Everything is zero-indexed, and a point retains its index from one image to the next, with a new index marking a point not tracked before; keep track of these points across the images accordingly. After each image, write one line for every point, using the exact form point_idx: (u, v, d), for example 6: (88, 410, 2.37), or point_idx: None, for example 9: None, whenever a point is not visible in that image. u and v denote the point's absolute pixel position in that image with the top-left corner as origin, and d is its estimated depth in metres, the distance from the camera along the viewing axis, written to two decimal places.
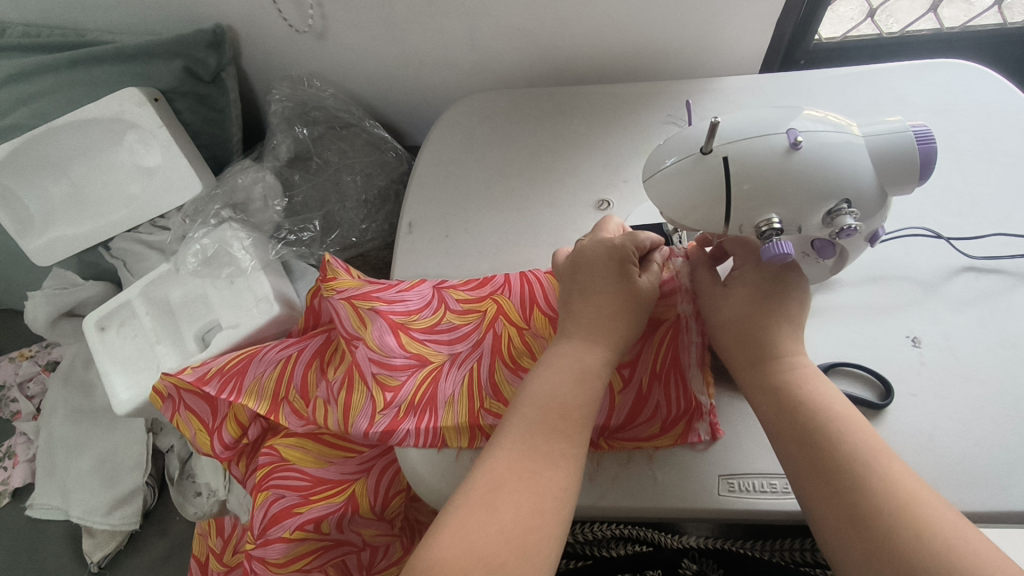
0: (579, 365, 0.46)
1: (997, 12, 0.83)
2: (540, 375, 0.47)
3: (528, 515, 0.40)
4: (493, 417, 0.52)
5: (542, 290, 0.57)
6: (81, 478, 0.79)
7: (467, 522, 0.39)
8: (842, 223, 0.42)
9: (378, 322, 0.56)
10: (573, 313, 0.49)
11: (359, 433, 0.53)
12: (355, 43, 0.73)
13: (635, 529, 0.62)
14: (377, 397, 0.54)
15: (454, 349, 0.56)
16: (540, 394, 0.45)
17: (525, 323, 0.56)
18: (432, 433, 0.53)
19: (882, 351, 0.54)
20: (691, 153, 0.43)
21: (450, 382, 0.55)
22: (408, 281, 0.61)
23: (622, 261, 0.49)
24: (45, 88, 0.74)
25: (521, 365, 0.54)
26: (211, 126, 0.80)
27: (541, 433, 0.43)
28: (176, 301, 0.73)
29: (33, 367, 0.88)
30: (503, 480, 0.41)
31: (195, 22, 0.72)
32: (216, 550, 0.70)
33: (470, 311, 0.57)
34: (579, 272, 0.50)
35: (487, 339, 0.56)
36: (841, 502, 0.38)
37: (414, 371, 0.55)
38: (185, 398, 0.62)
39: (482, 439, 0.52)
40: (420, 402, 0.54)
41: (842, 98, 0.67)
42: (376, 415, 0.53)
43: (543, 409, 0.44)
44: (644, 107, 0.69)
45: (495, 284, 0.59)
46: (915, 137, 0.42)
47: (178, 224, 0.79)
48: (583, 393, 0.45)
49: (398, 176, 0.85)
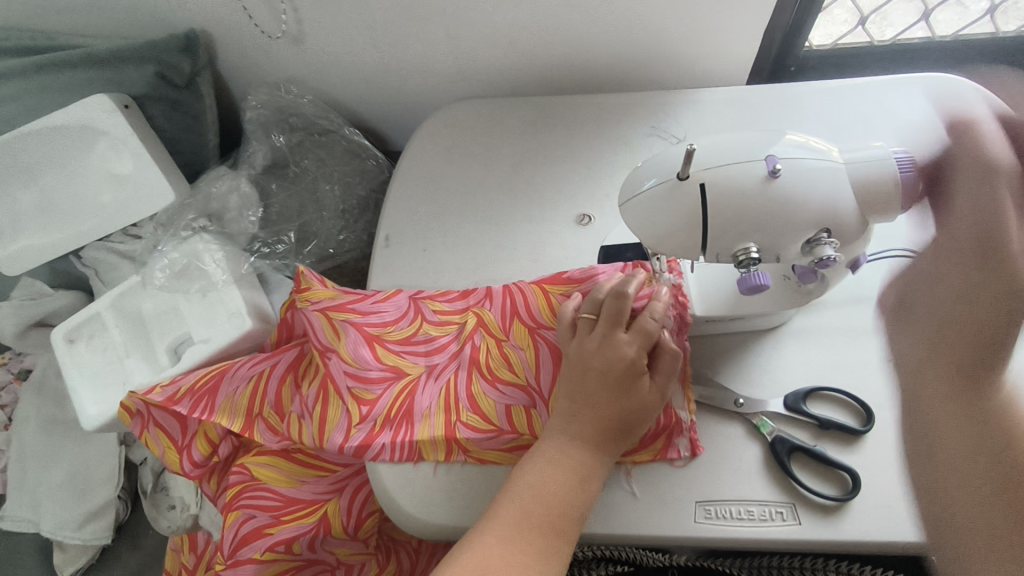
0: (580, 469, 0.44)
1: (989, 20, 0.82)
2: (538, 470, 0.44)
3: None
4: (470, 430, 0.52)
5: (523, 300, 0.56)
6: (51, 492, 0.77)
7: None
8: (821, 253, 0.41)
9: (353, 334, 0.55)
10: (576, 406, 0.45)
11: (335, 448, 0.53)
12: (333, 48, 0.71)
13: (617, 549, 0.60)
14: (352, 412, 0.53)
15: (431, 360, 0.55)
16: (539, 488, 0.43)
17: (505, 335, 0.55)
18: (409, 447, 0.52)
19: (863, 375, 0.53)
20: (668, 178, 0.41)
21: (427, 395, 0.54)
22: (385, 291, 0.60)
23: (635, 359, 0.45)
24: (13, 93, 0.72)
25: (498, 376, 0.53)
26: (187, 133, 0.77)
27: (537, 533, 0.41)
28: (147, 312, 0.71)
29: (5, 376, 0.84)
30: (493, 568, 0.40)
31: (168, 25, 0.70)
32: (188, 567, 0.68)
33: (448, 321, 0.57)
34: (580, 343, 0.47)
35: (465, 351, 0.54)
36: None
37: (390, 384, 0.54)
38: (154, 414, 0.61)
39: (459, 452, 0.52)
40: (396, 415, 0.53)
41: (828, 112, 0.66)
42: (351, 430, 0.53)
43: (541, 509, 0.42)
44: (628, 117, 0.68)
45: (477, 296, 0.58)
46: (898, 166, 0.41)
47: (150, 233, 0.77)
48: (582, 500, 0.43)
49: (378, 185, 0.82)
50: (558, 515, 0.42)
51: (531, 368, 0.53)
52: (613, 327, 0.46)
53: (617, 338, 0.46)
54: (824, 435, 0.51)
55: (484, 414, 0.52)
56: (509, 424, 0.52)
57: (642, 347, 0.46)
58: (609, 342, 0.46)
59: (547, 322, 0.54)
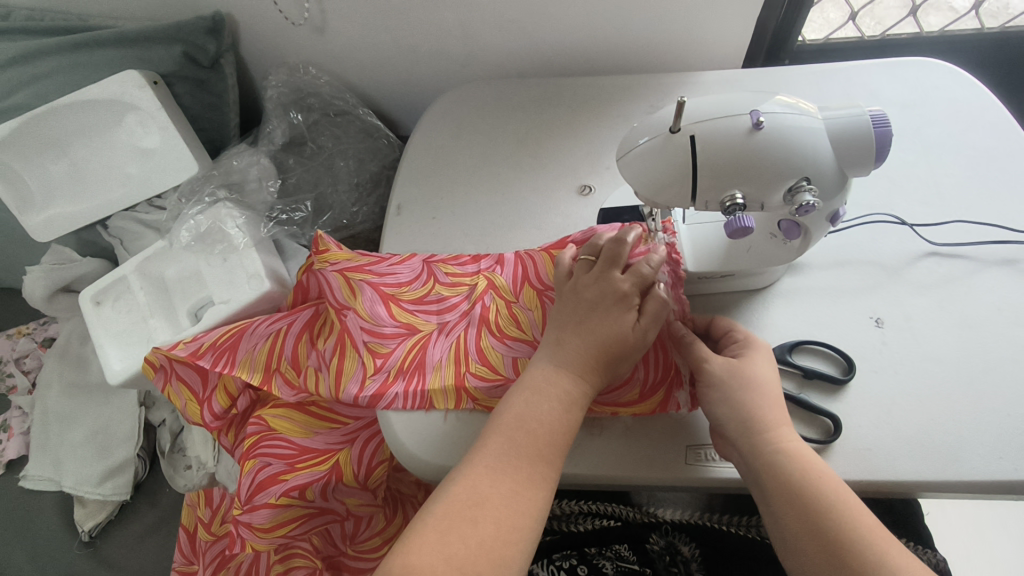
0: (565, 395, 0.46)
1: (975, 17, 0.86)
2: (524, 398, 0.46)
3: (506, 532, 0.41)
4: (478, 379, 0.54)
5: (533, 267, 0.59)
6: (73, 449, 0.83)
7: (448, 533, 0.40)
8: (801, 200, 0.44)
9: (369, 293, 0.59)
10: (567, 337, 0.49)
11: (349, 398, 0.55)
12: (348, 33, 0.76)
13: (603, 505, 0.65)
14: (367, 364, 0.56)
15: (443, 318, 0.58)
16: (524, 417, 0.45)
17: (514, 296, 0.58)
18: (420, 396, 0.55)
19: (845, 331, 0.56)
20: (660, 132, 0.45)
21: (439, 348, 0.56)
22: (401, 256, 0.64)
23: (624, 292, 0.49)
24: (49, 70, 0.77)
25: (507, 333, 0.56)
26: (210, 111, 0.83)
27: (523, 459, 0.44)
28: (170, 277, 0.78)
29: (30, 343, 0.92)
30: (483, 496, 0.42)
31: (194, 9, 0.75)
32: (204, 520, 0.76)
33: (460, 283, 0.60)
34: (577, 282, 0.51)
35: (475, 310, 0.57)
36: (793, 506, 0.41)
37: (403, 339, 0.57)
38: (177, 369, 0.65)
39: (468, 401, 0.54)
40: (409, 367, 0.56)
41: (818, 91, 0.69)
42: (366, 380, 0.56)
43: (527, 436, 0.44)
44: (627, 98, 0.72)
45: (487, 263, 0.61)
46: (871, 121, 0.44)
47: (173, 204, 0.82)
48: (566, 425, 0.45)
49: (390, 162, 0.88)
50: (543, 440, 0.45)
51: (538, 326, 0.56)
52: (609, 266, 0.50)
53: (612, 278, 0.49)
54: (807, 385, 0.54)
55: (493, 366, 0.55)
56: (515, 373, 0.54)
57: (635, 288, 0.49)
58: (602, 278, 0.50)
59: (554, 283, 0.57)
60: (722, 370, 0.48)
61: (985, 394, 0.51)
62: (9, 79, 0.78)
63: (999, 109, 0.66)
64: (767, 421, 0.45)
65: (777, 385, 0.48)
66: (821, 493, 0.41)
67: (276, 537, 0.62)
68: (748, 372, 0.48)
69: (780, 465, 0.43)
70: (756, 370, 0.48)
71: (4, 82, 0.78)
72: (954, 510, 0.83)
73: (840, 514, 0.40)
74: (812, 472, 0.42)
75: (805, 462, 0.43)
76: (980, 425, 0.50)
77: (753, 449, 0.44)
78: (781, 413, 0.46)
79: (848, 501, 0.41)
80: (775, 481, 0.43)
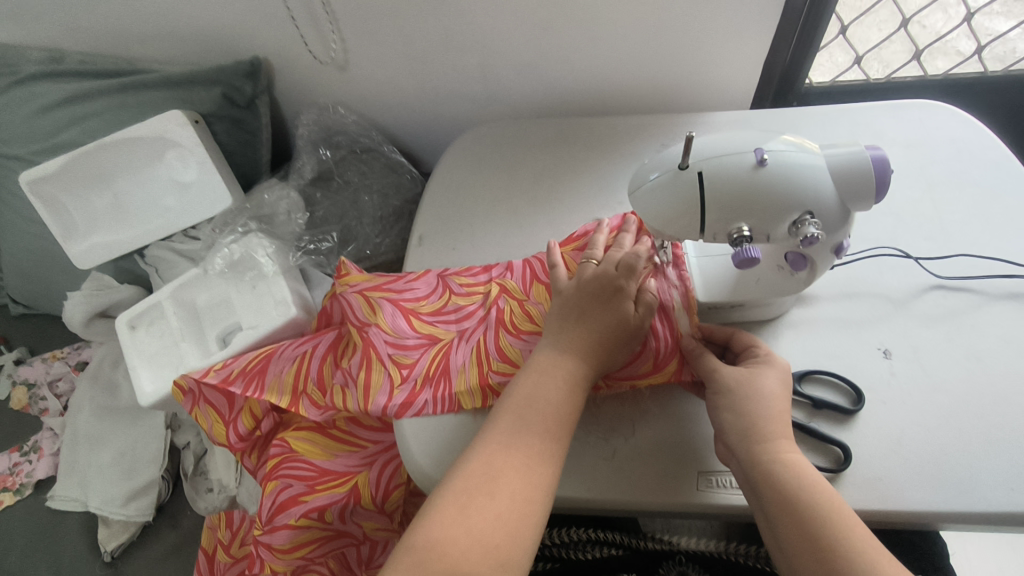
0: (570, 376, 0.49)
1: (978, 61, 0.89)
2: (532, 378, 0.49)
3: (521, 505, 0.43)
4: (501, 376, 0.56)
5: (541, 265, 0.62)
6: (100, 470, 0.86)
7: (467, 507, 0.42)
8: (805, 232, 0.46)
9: (389, 309, 0.61)
10: (570, 325, 0.51)
11: (378, 409, 0.56)
12: (375, 75, 0.81)
13: (611, 533, 0.65)
14: (394, 375, 0.57)
15: (461, 326, 0.60)
16: (532, 397, 0.48)
17: (525, 295, 0.61)
18: (448, 400, 0.57)
19: (855, 362, 0.57)
20: (669, 168, 0.47)
21: (461, 353, 0.58)
22: (416, 273, 0.67)
23: (620, 284, 0.52)
24: (99, 109, 0.83)
25: (523, 328, 0.58)
26: (244, 148, 0.88)
27: (534, 435, 0.46)
28: (202, 304, 0.82)
29: (64, 367, 0.95)
30: (500, 471, 0.44)
31: (234, 54, 0.81)
32: (225, 542, 0.77)
33: (473, 290, 0.62)
34: (577, 276, 0.54)
35: (491, 314, 0.60)
36: (790, 516, 0.42)
37: (426, 349, 0.59)
38: (205, 392, 0.67)
39: (494, 398, 0.56)
40: (434, 373, 0.58)
41: (822, 130, 0.72)
42: (394, 391, 0.57)
43: (537, 414, 0.47)
44: (638, 136, 0.75)
45: (497, 270, 0.64)
46: (871, 159, 0.47)
47: (208, 234, 0.87)
48: (573, 404, 0.48)
49: (412, 197, 0.92)
50: (552, 417, 0.47)
51: None
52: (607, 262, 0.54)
53: (609, 271, 0.53)
54: (817, 414, 0.55)
55: (511, 360, 0.57)
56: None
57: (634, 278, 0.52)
58: (600, 270, 0.53)
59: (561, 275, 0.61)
60: (731, 379, 0.50)
61: (993, 425, 0.52)
62: (62, 118, 0.84)
63: (1001, 148, 0.69)
64: (766, 431, 0.47)
65: (786, 398, 0.49)
66: (814, 503, 0.42)
67: (294, 559, 0.63)
68: (753, 385, 0.49)
69: (774, 473, 0.44)
70: (765, 382, 0.49)
71: (59, 121, 0.84)
72: (975, 546, 0.82)
73: (831, 519, 0.41)
74: (808, 483, 0.43)
75: (800, 471, 0.44)
76: (988, 455, 0.50)
77: (749, 458, 0.46)
78: (783, 426, 0.47)
79: (839, 512, 0.42)
80: (771, 489, 0.44)
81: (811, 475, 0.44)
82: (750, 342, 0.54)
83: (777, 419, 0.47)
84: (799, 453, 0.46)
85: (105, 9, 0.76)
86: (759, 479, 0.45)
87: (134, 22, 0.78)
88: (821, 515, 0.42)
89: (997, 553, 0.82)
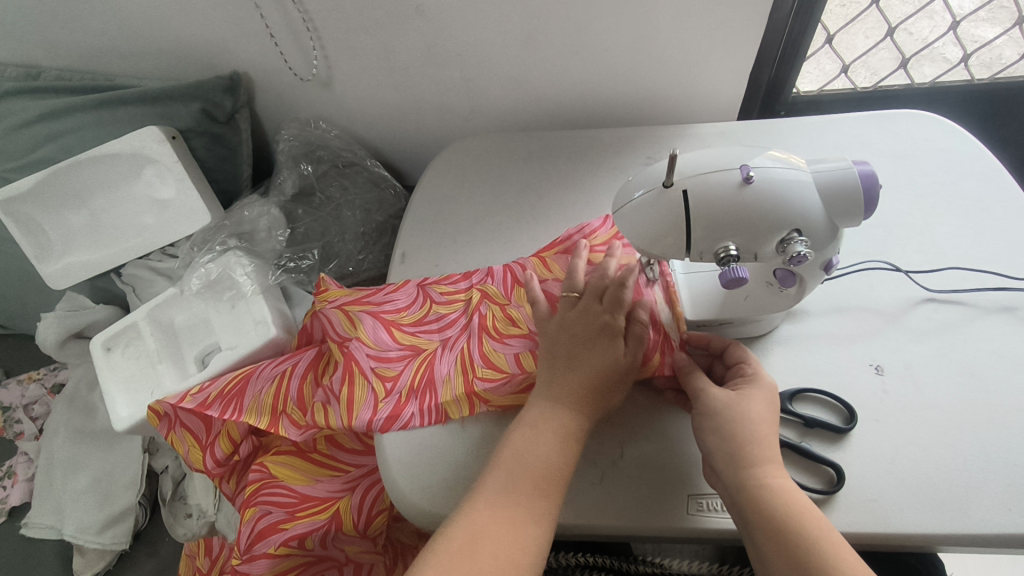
0: (562, 427, 0.47)
1: (964, 69, 0.88)
2: (522, 432, 0.48)
3: (509, 567, 0.41)
4: (486, 382, 0.55)
5: (522, 269, 0.61)
6: (76, 497, 0.84)
7: (451, 572, 0.41)
8: (793, 251, 0.45)
9: (370, 322, 0.60)
10: (560, 369, 0.50)
11: (363, 424, 0.54)
12: (357, 89, 0.80)
13: (600, 557, 0.63)
14: (378, 389, 0.56)
15: (444, 335, 0.59)
16: (523, 451, 0.46)
17: (507, 299, 0.60)
18: (434, 410, 0.55)
19: (846, 379, 0.56)
20: (654, 187, 0.46)
21: (445, 363, 0.57)
22: (396, 283, 0.66)
23: (609, 322, 0.51)
24: (75, 126, 0.82)
25: (506, 333, 0.57)
26: (224, 163, 0.87)
27: (522, 492, 0.45)
28: (180, 323, 0.81)
29: (40, 389, 0.94)
30: (484, 532, 0.43)
31: (212, 69, 0.79)
32: (203, 569, 0.75)
33: (454, 298, 0.61)
34: (564, 316, 0.52)
35: (473, 320, 0.59)
36: (783, 550, 0.41)
37: (409, 360, 0.58)
38: (181, 416, 0.65)
39: (481, 405, 0.54)
40: (419, 385, 0.56)
41: (809, 141, 0.71)
42: (379, 405, 0.55)
43: (527, 470, 0.45)
44: (624, 148, 0.74)
45: (478, 276, 0.63)
46: (858, 175, 0.45)
47: (186, 252, 0.86)
48: (566, 456, 0.47)
49: (395, 212, 0.91)
50: (543, 472, 0.46)
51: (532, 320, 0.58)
52: (594, 299, 0.52)
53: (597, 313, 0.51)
54: (809, 434, 0.53)
55: (496, 365, 0.55)
56: (519, 368, 0.55)
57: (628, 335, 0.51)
58: (586, 309, 0.52)
59: (543, 277, 0.60)
60: (720, 401, 0.48)
61: (988, 443, 0.51)
62: (36, 135, 0.83)
63: (990, 158, 0.68)
64: (753, 455, 0.45)
65: (772, 420, 0.47)
66: (805, 533, 0.41)
67: None
68: (740, 407, 0.47)
69: (763, 502, 0.43)
70: (752, 406, 0.47)
71: (34, 137, 0.83)
72: (972, 563, 0.81)
73: (823, 551, 0.40)
74: (796, 511, 0.42)
75: (789, 499, 0.43)
76: (984, 474, 0.49)
77: (736, 484, 0.44)
78: (771, 449, 0.46)
79: (832, 542, 0.40)
80: (758, 518, 0.43)
81: (800, 503, 0.43)
82: (741, 353, 0.53)
83: (766, 444, 0.46)
84: (788, 479, 0.45)
85: (80, 25, 0.75)
86: (749, 508, 0.43)
87: (109, 37, 0.77)
88: (812, 546, 0.40)
89: (993, 569, 0.81)
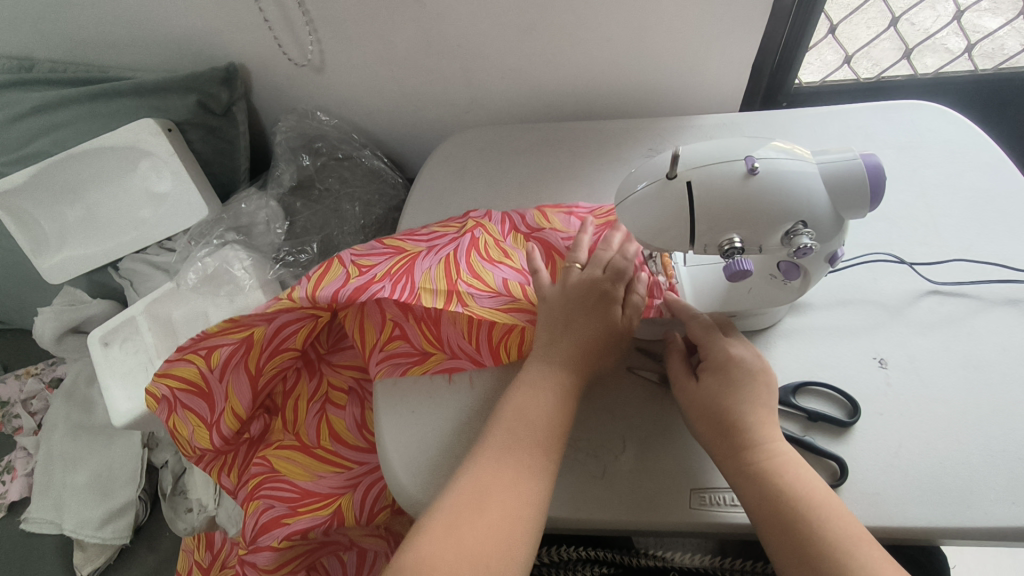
0: (559, 387, 0.48)
1: (968, 60, 0.87)
2: (522, 391, 0.48)
3: (510, 521, 0.42)
4: (471, 287, 0.55)
5: (522, 218, 0.63)
6: (75, 492, 0.84)
7: (457, 524, 0.41)
8: (798, 243, 0.45)
9: None
10: (557, 332, 0.51)
11: (328, 296, 0.54)
12: (355, 81, 0.79)
13: (604, 551, 0.62)
14: (353, 272, 0.57)
15: (432, 244, 0.60)
16: (523, 409, 0.47)
17: (503, 237, 0.61)
18: (409, 292, 0.54)
19: (851, 373, 0.55)
20: (657, 178, 0.46)
21: (427, 262, 0.58)
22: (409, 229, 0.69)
23: (608, 289, 0.52)
24: (69, 118, 0.81)
25: (496, 258, 0.58)
26: (221, 156, 0.86)
27: (523, 448, 0.45)
28: (177, 318, 0.81)
29: (38, 384, 0.94)
30: (488, 486, 0.43)
31: (209, 60, 0.78)
32: (203, 564, 0.75)
33: (449, 225, 0.64)
34: (564, 287, 0.53)
35: (465, 238, 0.60)
36: (786, 529, 0.42)
37: (391, 256, 0.59)
38: (180, 397, 0.60)
39: (460, 302, 0.53)
40: (396, 271, 0.56)
41: (813, 133, 0.71)
42: (351, 280, 0.55)
43: (527, 427, 0.46)
44: (626, 140, 0.74)
45: (476, 215, 0.64)
46: (864, 166, 0.45)
47: (184, 246, 0.87)
48: (563, 414, 0.47)
49: (395, 205, 0.91)
50: (543, 431, 0.46)
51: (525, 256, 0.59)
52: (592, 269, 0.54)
53: (598, 285, 0.52)
54: (813, 428, 0.53)
55: (484, 280, 0.56)
56: (507, 290, 0.55)
57: (628, 314, 0.51)
58: (585, 278, 0.53)
59: (542, 226, 0.62)
60: (714, 385, 0.49)
61: (993, 436, 0.50)
62: (30, 128, 0.82)
63: (994, 150, 0.67)
64: (750, 437, 0.46)
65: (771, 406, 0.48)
66: (806, 510, 0.42)
67: None
68: (738, 390, 0.48)
69: (766, 482, 0.44)
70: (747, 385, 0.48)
71: (29, 130, 0.82)
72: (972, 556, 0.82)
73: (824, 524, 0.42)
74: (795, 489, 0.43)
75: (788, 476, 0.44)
76: (988, 467, 0.49)
77: (734, 466, 0.46)
78: (767, 430, 0.47)
79: (835, 521, 0.42)
80: (759, 496, 0.44)
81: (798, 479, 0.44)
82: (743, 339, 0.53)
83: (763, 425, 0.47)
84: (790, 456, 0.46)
85: (71, 15, 0.74)
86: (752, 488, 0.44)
87: (104, 29, 0.76)
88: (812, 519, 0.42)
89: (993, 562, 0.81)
